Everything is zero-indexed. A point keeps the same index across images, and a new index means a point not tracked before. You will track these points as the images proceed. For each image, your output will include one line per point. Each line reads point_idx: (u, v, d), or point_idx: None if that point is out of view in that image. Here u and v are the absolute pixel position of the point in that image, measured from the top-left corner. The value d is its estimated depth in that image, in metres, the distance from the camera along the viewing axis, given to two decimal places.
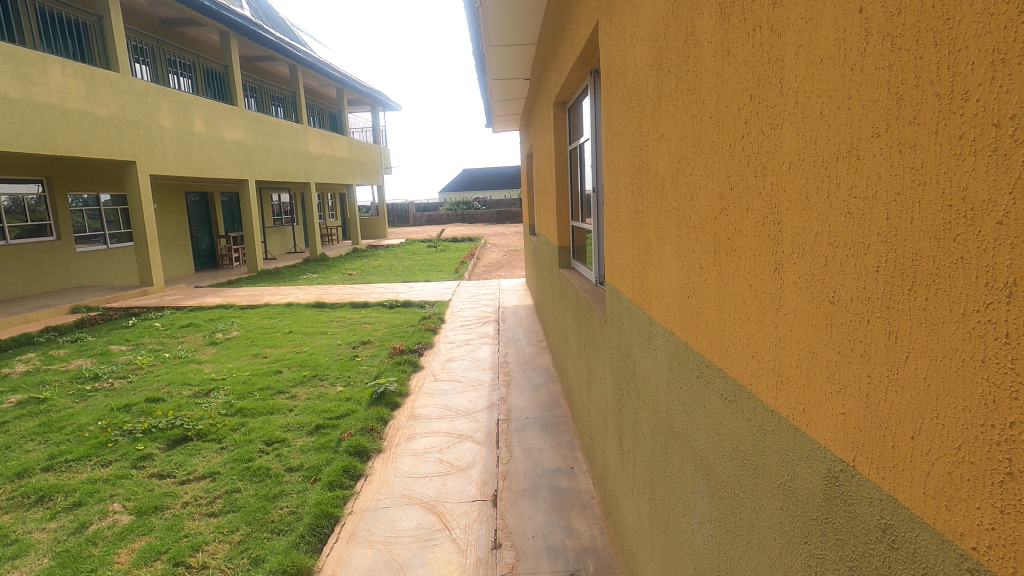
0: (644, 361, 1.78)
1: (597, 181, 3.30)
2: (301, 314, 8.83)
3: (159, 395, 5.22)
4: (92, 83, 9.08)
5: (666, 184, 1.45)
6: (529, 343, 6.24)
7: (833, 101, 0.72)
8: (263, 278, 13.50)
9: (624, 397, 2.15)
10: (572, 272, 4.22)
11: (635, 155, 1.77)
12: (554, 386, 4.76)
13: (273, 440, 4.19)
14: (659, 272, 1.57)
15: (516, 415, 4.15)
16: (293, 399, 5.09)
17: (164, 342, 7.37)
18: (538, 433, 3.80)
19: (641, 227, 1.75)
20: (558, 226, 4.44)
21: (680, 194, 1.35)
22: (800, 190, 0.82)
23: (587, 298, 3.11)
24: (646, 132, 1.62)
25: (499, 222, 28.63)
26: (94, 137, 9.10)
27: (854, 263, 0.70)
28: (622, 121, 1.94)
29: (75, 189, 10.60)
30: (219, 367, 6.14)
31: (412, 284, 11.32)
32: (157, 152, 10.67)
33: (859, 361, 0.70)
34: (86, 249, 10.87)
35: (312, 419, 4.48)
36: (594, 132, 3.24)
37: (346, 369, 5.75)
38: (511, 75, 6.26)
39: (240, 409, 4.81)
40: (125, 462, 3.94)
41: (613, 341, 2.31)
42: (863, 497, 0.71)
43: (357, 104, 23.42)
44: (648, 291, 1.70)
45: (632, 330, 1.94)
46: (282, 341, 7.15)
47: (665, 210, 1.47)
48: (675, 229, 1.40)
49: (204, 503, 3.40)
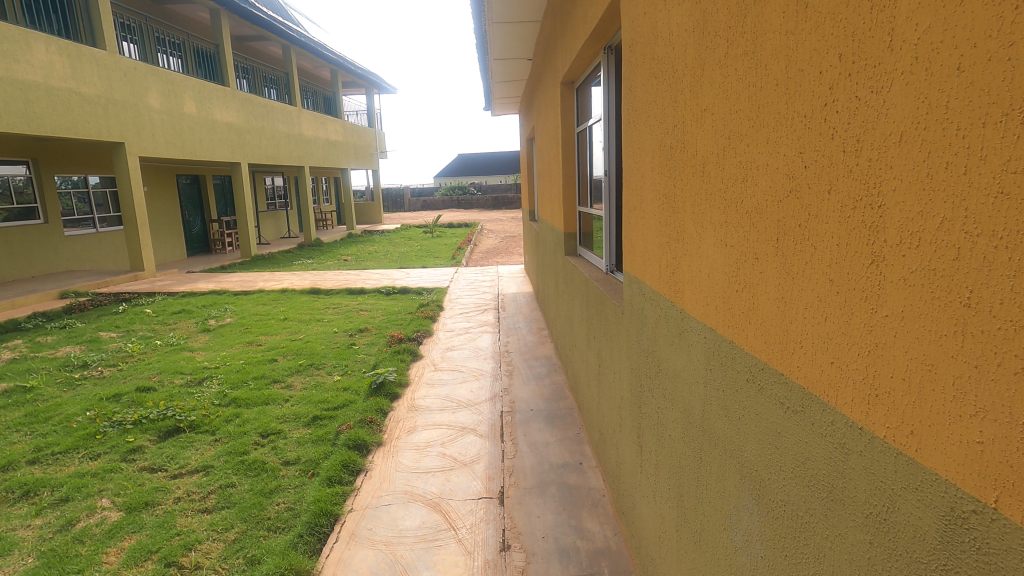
0: (674, 358, 1.65)
1: (608, 164, 3.16)
2: (296, 301, 8.66)
3: (150, 384, 5.06)
4: (77, 60, 8.80)
5: (710, 163, 1.30)
6: (530, 331, 6.10)
7: (980, 55, 0.58)
8: (257, 264, 13.30)
9: (645, 394, 2.02)
10: (579, 259, 4.08)
11: (665, 132, 1.63)
12: (558, 376, 4.64)
13: (269, 431, 4.07)
14: (696, 263, 1.43)
15: (519, 407, 4.02)
16: (289, 389, 4.95)
17: (155, 328, 7.20)
18: (543, 426, 3.67)
19: (671, 213, 1.61)
20: (564, 211, 4.29)
21: (727, 174, 1.21)
22: (915, 166, 0.67)
23: (599, 286, 2.98)
24: (682, 106, 1.48)
25: (495, 208, 28.43)
26: (80, 117, 8.87)
27: (1011, 259, 0.56)
28: (649, 96, 1.79)
29: (62, 171, 10.32)
30: (213, 355, 5.98)
31: (409, 270, 11.15)
32: (146, 133, 10.40)
33: (1014, 384, 0.56)
34: (74, 232, 10.63)
35: (309, 410, 4.38)
36: (607, 110, 3.08)
37: (343, 358, 5.61)
38: (513, 55, 6.06)
39: (234, 399, 4.68)
40: (114, 455, 3.79)
41: (632, 333, 2.17)
42: (1011, 550, 0.57)
43: (351, 87, 23.07)
44: (679, 282, 1.57)
45: (656, 321, 1.81)
46: (277, 328, 7.01)
47: (707, 192, 1.33)
48: (720, 215, 1.25)
49: (197, 498, 3.28)
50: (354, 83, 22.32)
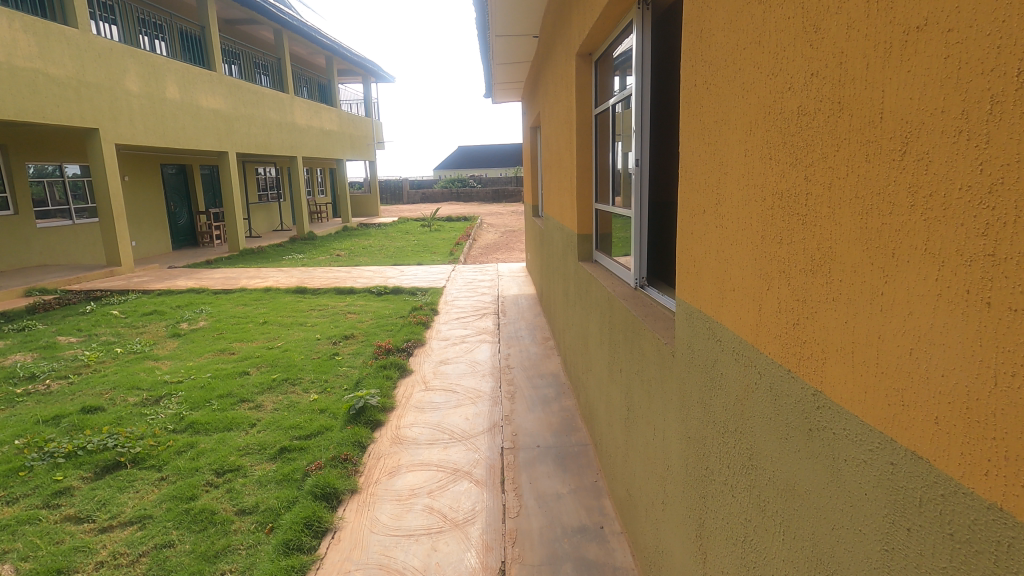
0: (795, 470, 0.99)
1: (641, 150, 2.49)
2: (280, 301, 8.00)
3: (98, 402, 4.41)
4: (45, 39, 8.10)
5: (937, 136, 0.65)
6: (533, 341, 5.44)
7: None
8: (244, 258, 12.60)
9: (719, 490, 1.36)
10: (595, 267, 3.42)
11: (780, 83, 0.99)
12: (567, 400, 3.98)
13: (225, 468, 3.43)
14: (864, 318, 0.79)
15: (523, 443, 3.38)
16: (257, 411, 4.30)
17: (120, 332, 6.55)
18: (552, 471, 3.04)
19: (795, 222, 0.96)
20: (578, 208, 3.62)
21: (1006, 154, 0.57)
22: None
23: (629, 308, 2.30)
24: (834, 26, 0.82)
25: (495, 201, 27.76)
26: (49, 100, 8.16)
27: None
28: (744, 34, 1.13)
29: (32, 159, 9.62)
30: (177, 366, 5.34)
31: (403, 267, 10.47)
32: (124, 118, 9.68)
33: None
34: (47, 224, 9.96)
35: (277, 439, 3.76)
36: (641, 80, 2.42)
37: (322, 372, 4.97)
38: (517, 31, 5.39)
39: (192, 424, 4.03)
40: (35, 500, 3.15)
41: (692, 387, 1.53)
42: None
43: (347, 75, 22.30)
44: (809, 338, 0.93)
45: (747, 388, 1.17)
46: (254, 334, 6.35)
47: (921, 192, 0.67)
48: (973, 241, 0.61)
49: (124, 563, 2.64)
50: (349, 71, 21.50)
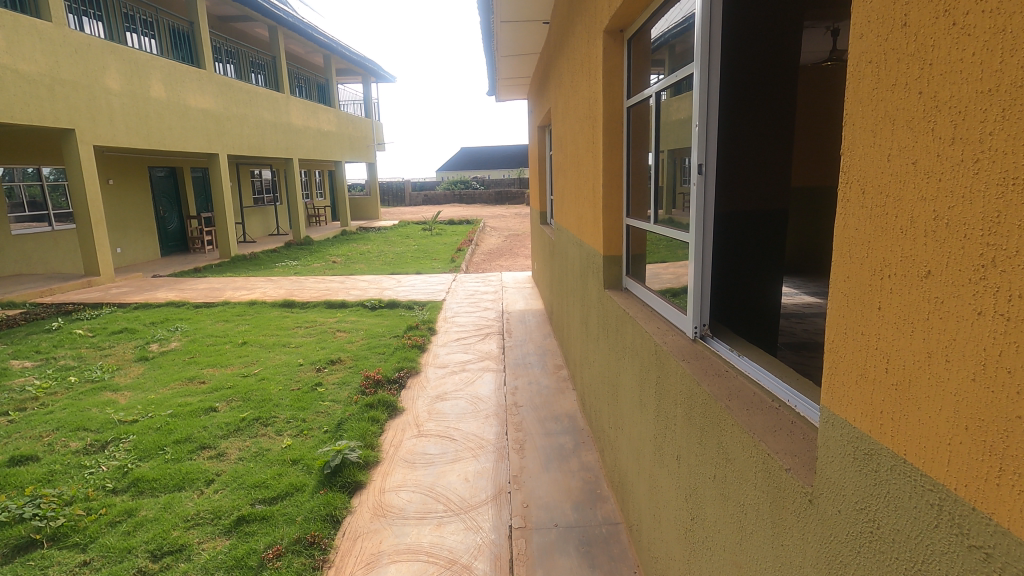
0: None
1: (704, 151, 1.81)
2: (264, 317, 7.31)
3: (32, 451, 3.73)
4: (14, 33, 7.43)
5: None
6: (544, 371, 4.75)
7: None
8: (234, 266, 11.94)
9: None
10: (626, 297, 2.73)
11: None
12: (587, 454, 3.30)
13: (165, 549, 2.73)
14: None
15: (537, 520, 2.69)
16: (219, 461, 3.61)
17: (82, 356, 5.87)
18: (576, 568, 2.35)
19: None
20: (605, 224, 2.93)
21: None
22: None
23: (697, 379, 1.59)
24: None
25: (499, 202, 27.10)
26: (19, 99, 7.52)
27: None
28: None
29: (7, 162, 8.98)
30: (137, 400, 4.64)
31: (400, 277, 9.76)
32: (103, 118, 9.01)
33: None
34: (23, 230, 9.32)
35: (235, 502, 3.08)
36: (705, 59, 1.75)
37: (301, 409, 4.28)
38: (526, 16, 4.71)
39: (136, 480, 3.35)
40: None
41: None
42: None
43: (347, 75, 21.65)
44: None
45: None
46: (231, 357, 5.67)
47: None
48: None
49: None
50: (348, 70, 20.85)
